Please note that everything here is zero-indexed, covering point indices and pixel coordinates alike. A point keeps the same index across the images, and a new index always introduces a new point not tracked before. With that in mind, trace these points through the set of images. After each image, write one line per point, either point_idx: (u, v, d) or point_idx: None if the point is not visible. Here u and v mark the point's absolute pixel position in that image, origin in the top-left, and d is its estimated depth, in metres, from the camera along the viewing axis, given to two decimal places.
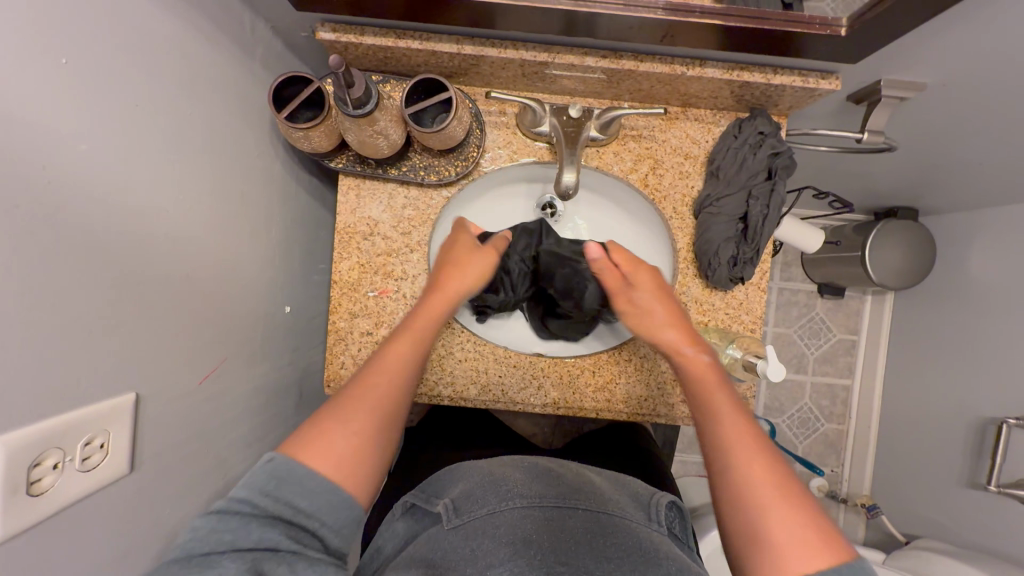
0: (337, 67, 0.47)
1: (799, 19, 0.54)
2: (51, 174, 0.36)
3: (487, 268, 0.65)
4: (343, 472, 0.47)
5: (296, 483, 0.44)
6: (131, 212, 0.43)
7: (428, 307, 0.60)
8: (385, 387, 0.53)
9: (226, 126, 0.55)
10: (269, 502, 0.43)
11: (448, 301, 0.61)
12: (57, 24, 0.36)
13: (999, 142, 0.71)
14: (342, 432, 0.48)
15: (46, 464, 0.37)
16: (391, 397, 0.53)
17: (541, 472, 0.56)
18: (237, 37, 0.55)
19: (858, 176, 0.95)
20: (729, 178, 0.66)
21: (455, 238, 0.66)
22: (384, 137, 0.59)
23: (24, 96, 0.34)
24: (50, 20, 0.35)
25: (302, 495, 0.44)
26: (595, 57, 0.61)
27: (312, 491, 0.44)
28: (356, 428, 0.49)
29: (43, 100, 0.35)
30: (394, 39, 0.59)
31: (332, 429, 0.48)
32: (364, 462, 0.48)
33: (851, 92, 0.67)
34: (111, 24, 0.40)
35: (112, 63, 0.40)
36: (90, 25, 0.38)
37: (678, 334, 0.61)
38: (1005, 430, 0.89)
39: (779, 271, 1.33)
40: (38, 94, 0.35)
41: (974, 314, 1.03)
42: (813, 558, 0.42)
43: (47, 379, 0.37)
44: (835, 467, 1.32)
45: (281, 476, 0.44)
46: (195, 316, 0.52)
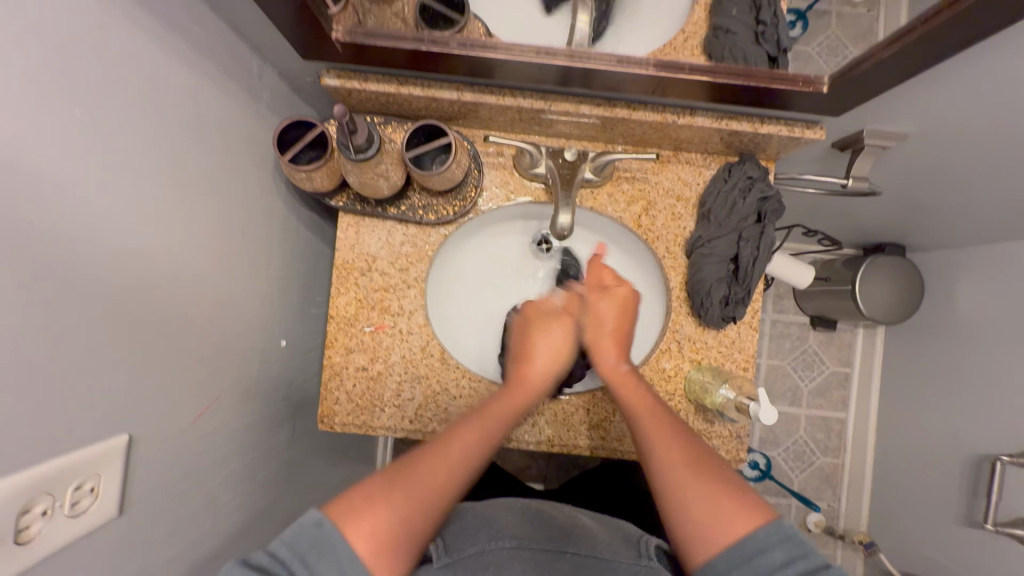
0: (342, 117, 0.49)
1: (784, 77, 0.57)
2: (59, 221, 0.37)
3: (567, 353, 0.65)
4: (383, 554, 0.45)
5: (334, 561, 0.43)
6: (135, 254, 0.44)
7: (510, 398, 0.60)
8: (449, 462, 0.52)
9: (231, 168, 0.56)
10: (307, 574, 0.42)
11: (528, 396, 0.61)
12: (74, 79, 0.37)
13: (978, 188, 0.74)
14: (399, 509, 0.47)
15: (35, 510, 0.36)
16: (451, 479, 0.51)
17: (532, 513, 0.55)
18: (245, 83, 0.57)
19: (845, 215, 0.98)
20: (720, 220, 0.68)
21: (540, 320, 0.66)
22: (384, 179, 0.61)
23: (37, 149, 0.35)
24: (68, 77, 0.37)
25: (334, 573, 0.42)
26: (590, 105, 0.63)
27: (347, 575, 0.43)
28: (405, 504, 0.48)
29: (60, 150, 0.36)
30: (396, 86, 0.62)
31: (389, 500, 0.47)
32: (404, 547, 0.46)
33: (835, 139, 0.69)
34: (126, 75, 0.41)
35: (124, 112, 0.42)
36: (107, 77, 0.40)
37: (612, 346, 0.64)
38: (1000, 467, 0.89)
39: (772, 304, 1.34)
40: (56, 144, 0.36)
41: (962, 350, 1.04)
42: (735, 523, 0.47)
43: (41, 423, 0.37)
44: (831, 502, 1.31)
45: (324, 545, 0.43)
46: (191, 353, 0.52)
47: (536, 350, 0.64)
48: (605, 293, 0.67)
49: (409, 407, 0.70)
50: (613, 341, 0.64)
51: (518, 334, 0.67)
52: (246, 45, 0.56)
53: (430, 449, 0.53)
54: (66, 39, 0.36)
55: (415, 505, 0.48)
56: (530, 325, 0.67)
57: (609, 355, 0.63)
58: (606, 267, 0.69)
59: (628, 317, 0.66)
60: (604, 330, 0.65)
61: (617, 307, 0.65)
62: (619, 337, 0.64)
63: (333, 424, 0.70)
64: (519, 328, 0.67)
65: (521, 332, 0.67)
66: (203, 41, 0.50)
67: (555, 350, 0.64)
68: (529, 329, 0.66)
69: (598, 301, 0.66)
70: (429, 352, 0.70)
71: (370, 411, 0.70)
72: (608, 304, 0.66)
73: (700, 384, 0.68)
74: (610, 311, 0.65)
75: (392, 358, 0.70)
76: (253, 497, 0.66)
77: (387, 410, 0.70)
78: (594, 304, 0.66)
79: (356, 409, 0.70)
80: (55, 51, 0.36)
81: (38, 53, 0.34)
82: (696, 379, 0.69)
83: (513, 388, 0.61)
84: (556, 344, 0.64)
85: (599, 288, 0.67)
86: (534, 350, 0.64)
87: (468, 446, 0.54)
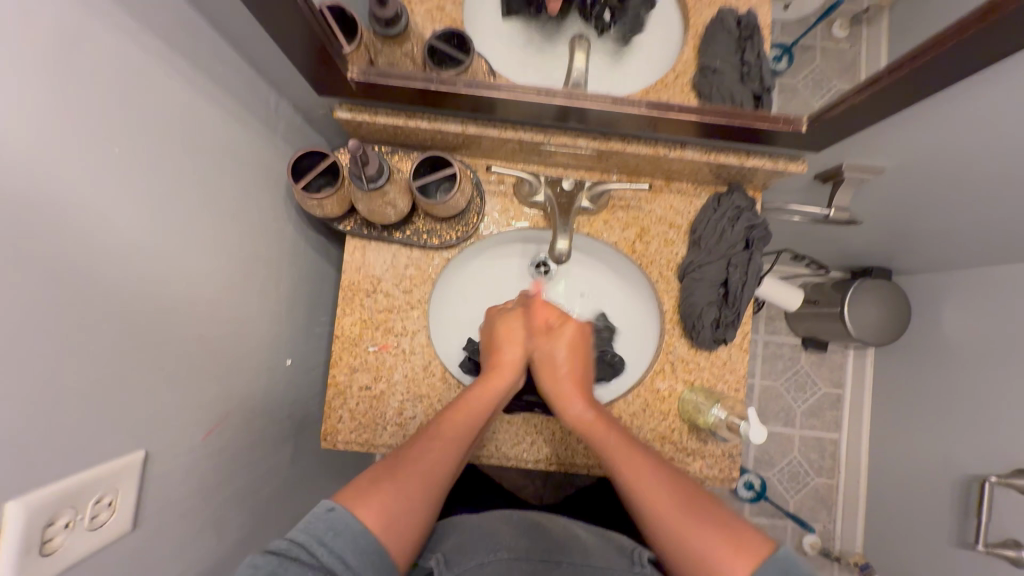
0: (355, 150, 0.53)
1: (765, 116, 0.63)
2: (97, 254, 0.40)
3: (521, 364, 0.67)
4: (392, 531, 0.49)
5: (346, 557, 0.45)
6: (160, 280, 0.47)
7: (485, 381, 0.64)
8: (428, 463, 0.56)
9: (248, 195, 0.59)
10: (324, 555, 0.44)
11: (501, 381, 0.65)
12: (116, 122, 0.41)
13: (955, 216, 0.78)
14: (398, 499, 0.51)
15: (58, 522, 0.38)
16: (430, 475, 0.55)
17: (528, 525, 0.57)
18: (263, 116, 0.61)
19: (832, 240, 1.02)
20: (710, 247, 0.71)
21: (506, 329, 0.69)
22: (392, 206, 0.64)
23: (81, 188, 0.38)
24: (111, 119, 0.40)
25: (349, 548, 0.45)
26: (586, 138, 0.67)
27: (361, 545, 0.46)
28: (403, 493, 0.52)
29: (102, 186, 0.40)
30: (404, 119, 0.65)
31: (384, 492, 0.51)
32: (406, 533, 0.50)
33: (817, 171, 0.74)
34: (161, 116, 0.45)
35: (158, 149, 0.45)
36: (145, 118, 0.43)
37: (573, 390, 0.66)
38: (989, 487, 0.91)
39: (764, 325, 1.38)
40: (97, 179, 0.39)
41: (948, 371, 1.07)
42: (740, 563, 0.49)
43: (68, 439, 0.39)
44: (826, 523, 1.32)
45: (338, 526, 0.46)
46: (205, 372, 0.55)
47: (501, 339, 0.68)
48: (555, 335, 0.69)
49: (411, 425, 0.72)
50: (573, 385, 0.66)
51: (484, 328, 0.71)
52: (265, 81, 0.60)
53: (405, 456, 0.56)
54: (110, 83, 0.40)
55: (413, 493, 0.52)
56: (491, 323, 0.71)
57: (573, 402, 0.65)
58: (545, 304, 0.71)
59: (581, 352, 0.69)
60: (563, 369, 0.67)
61: (567, 346, 0.68)
62: (579, 382, 0.66)
63: (336, 442, 0.71)
64: (484, 331, 0.71)
65: (488, 329, 0.70)
66: (227, 79, 0.53)
67: (520, 348, 0.68)
68: (495, 319, 0.71)
69: (550, 346, 0.68)
70: (431, 372, 0.73)
71: (373, 428, 0.71)
72: (561, 348, 0.68)
73: (693, 405, 0.71)
74: (560, 351, 0.68)
75: (395, 377, 0.72)
76: (257, 515, 0.68)
77: (389, 428, 0.71)
78: (547, 351, 0.68)
79: (359, 428, 0.71)
80: (102, 99, 0.39)
81: (89, 102, 0.38)
82: (689, 399, 0.72)
83: (489, 372, 0.65)
84: (516, 334, 0.68)
85: (546, 331, 0.70)
86: (498, 343, 0.68)
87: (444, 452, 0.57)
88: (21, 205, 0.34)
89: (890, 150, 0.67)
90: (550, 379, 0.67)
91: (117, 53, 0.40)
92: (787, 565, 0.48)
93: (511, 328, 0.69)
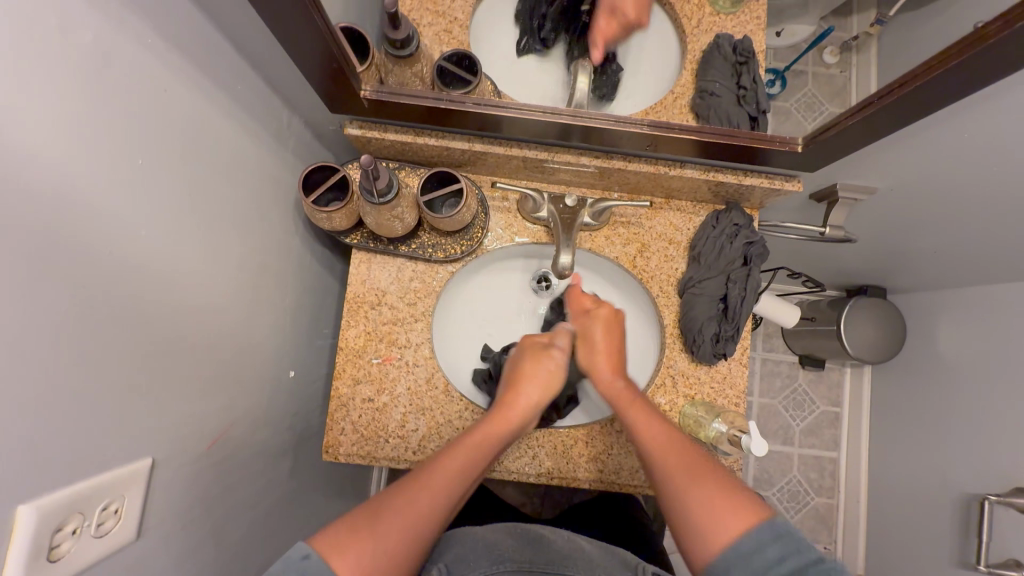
0: (368, 165, 0.55)
1: (762, 137, 0.65)
2: (116, 262, 0.41)
3: (552, 385, 0.69)
4: None
5: None
6: (174, 288, 0.48)
7: (489, 425, 0.62)
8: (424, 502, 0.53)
9: (257, 206, 0.61)
10: None
11: (505, 427, 0.63)
12: (142, 137, 0.42)
13: (946, 234, 0.80)
14: (387, 544, 0.48)
15: (66, 529, 0.38)
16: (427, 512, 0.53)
17: (531, 538, 0.57)
18: (276, 131, 0.63)
19: (827, 259, 1.04)
20: (709, 262, 0.73)
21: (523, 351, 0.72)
22: (399, 220, 0.65)
23: (106, 198, 0.40)
24: (137, 133, 0.42)
25: None
26: (589, 156, 0.69)
27: None
28: (387, 537, 0.49)
29: (125, 197, 0.41)
30: (413, 136, 0.67)
31: (370, 534, 0.48)
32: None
33: (813, 192, 0.76)
34: (184, 132, 0.47)
35: (181, 162, 0.47)
36: (169, 134, 0.45)
37: (605, 363, 0.69)
38: (989, 507, 0.91)
39: (761, 342, 1.39)
40: (120, 191, 0.41)
41: (943, 387, 1.08)
42: (733, 520, 0.50)
43: (77, 445, 0.39)
44: (827, 544, 1.31)
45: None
46: (211, 380, 0.55)
47: (522, 376, 0.68)
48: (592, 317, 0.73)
49: (413, 438, 0.72)
50: (607, 360, 0.70)
51: (513, 360, 0.72)
52: (279, 98, 0.62)
53: (408, 483, 0.54)
54: (137, 99, 0.41)
55: (399, 536, 0.49)
56: (519, 353, 0.72)
57: (604, 372, 0.69)
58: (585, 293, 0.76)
59: (615, 338, 0.72)
60: (599, 352, 0.70)
61: (604, 330, 0.71)
62: (614, 355, 0.70)
63: (337, 455, 0.71)
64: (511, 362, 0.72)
65: (513, 364, 0.71)
66: (243, 95, 0.55)
67: (542, 385, 0.68)
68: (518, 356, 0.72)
69: (590, 326, 0.72)
70: (434, 384, 0.73)
71: (374, 441, 0.71)
72: (597, 329, 0.71)
73: (694, 419, 0.71)
74: (599, 336, 0.71)
75: (397, 390, 0.72)
76: (256, 528, 0.67)
77: (391, 440, 0.71)
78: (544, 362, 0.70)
79: (361, 440, 0.71)
80: (129, 115, 0.41)
81: (118, 117, 0.40)
82: (690, 413, 0.72)
83: (499, 409, 0.65)
84: (542, 373, 0.69)
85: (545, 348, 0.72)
86: (521, 381, 0.68)
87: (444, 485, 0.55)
88: (47, 214, 0.35)
89: (882, 170, 0.69)
90: (586, 359, 0.71)
91: (146, 71, 0.42)
92: (789, 537, 0.47)
93: (528, 363, 0.70)
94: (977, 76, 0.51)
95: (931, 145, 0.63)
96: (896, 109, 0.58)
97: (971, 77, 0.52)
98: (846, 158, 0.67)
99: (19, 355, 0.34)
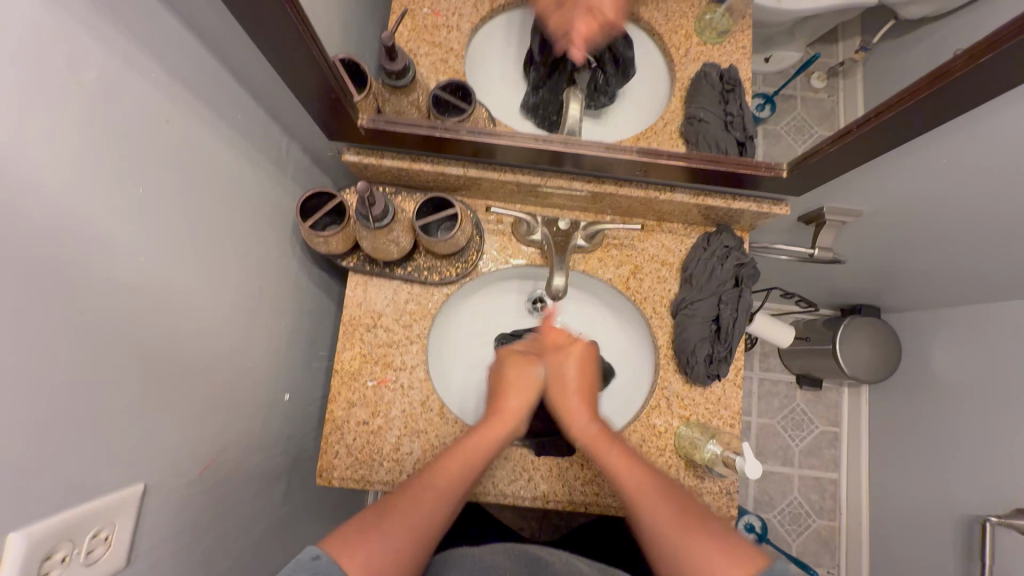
0: (364, 190, 0.56)
1: (750, 163, 0.67)
2: (116, 286, 0.42)
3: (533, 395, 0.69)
4: None
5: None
6: (170, 313, 0.49)
7: (487, 429, 0.65)
8: (433, 495, 0.56)
9: (254, 230, 0.61)
10: None
11: (497, 434, 0.65)
12: (145, 165, 0.44)
13: (937, 253, 0.81)
14: (391, 538, 0.50)
15: (54, 557, 0.38)
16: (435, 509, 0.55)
17: (530, 562, 0.56)
18: (275, 158, 0.64)
19: (821, 280, 1.05)
20: (701, 284, 0.74)
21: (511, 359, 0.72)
22: (396, 243, 0.67)
23: (107, 226, 0.41)
24: (141, 163, 0.43)
25: None
26: (581, 180, 0.71)
27: None
28: (395, 532, 0.51)
29: (128, 224, 0.43)
30: (409, 162, 0.69)
31: (378, 526, 0.51)
32: None
33: (801, 214, 0.78)
34: (187, 160, 0.49)
35: (182, 190, 0.49)
36: (171, 163, 0.47)
37: (581, 405, 0.68)
38: (990, 528, 0.90)
39: (758, 362, 1.39)
40: (120, 218, 0.42)
41: (939, 406, 1.09)
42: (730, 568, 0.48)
43: (66, 473, 0.39)
44: (831, 568, 1.29)
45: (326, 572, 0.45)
46: (205, 406, 0.55)
47: (509, 386, 0.69)
48: (562, 353, 0.72)
49: (407, 461, 0.71)
50: (580, 400, 0.69)
51: (494, 371, 0.73)
52: (279, 126, 0.63)
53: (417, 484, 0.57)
54: (141, 130, 0.43)
55: (407, 533, 0.52)
56: (501, 366, 0.72)
57: (579, 416, 0.68)
58: (557, 329, 0.74)
59: (587, 372, 0.71)
60: (570, 386, 0.69)
61: (577, 364, 0.71)
62: (585, 397, 0.69)
63: (331, 479, 0.71)
64: (494, 375, 0.73)
65: (499, 374, 0.72)
66: (243, 125, 0.57)
67: (529, 393, 0.69)
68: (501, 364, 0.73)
69: (561, 363, 0.71)
70: (429, 407, 0.73)
71: (368, 464, 0.71)
72: (569, 361, 0.71)
73: (690, 440, 0.71)
74: (571, 369, 0.70)
75: (392, 413, 0.72)
76: (245, 556, 0.66)
77: (385, 464, 0.71)
78: (553, 368, 0.71)
79: (355, 463, 0.71)
80: (132, 146, 0.42)
81: (124, 148, 0.42)
82: (685, 435, 0.72)
83: (489, 421, 0.66)
84: (524, 379, 0.70)
85: (554, 351, 0.72)
86: (507, 394, 0.69)
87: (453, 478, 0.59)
88: (50, 239, 0.36)
89: (866, 195, 0.71)
90: (557, 394, 0.69)
91: (152, 105, 0.44)
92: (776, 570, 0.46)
93: (520, 374, 0.70)
94: (951, 104, 0.54)
95: (918, 167, 0.65)
96: (878, 137, 0.60)
97: (952, 101, 0.53)
98: (831, 183, 0.69)
99: (14, 383, 0.35)
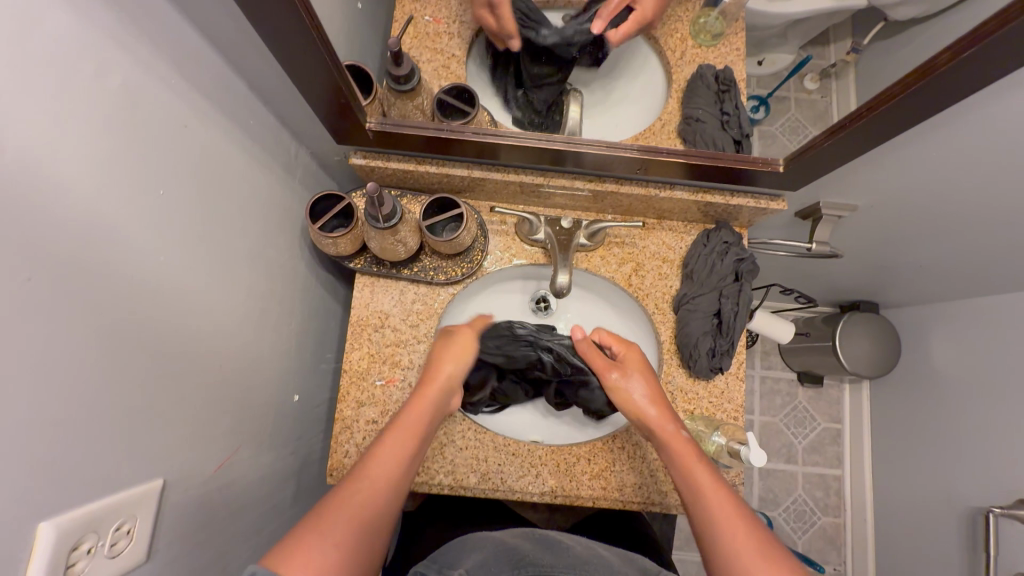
0: (373, 191, 0.58)
1: (747, 158, 0.69)
2: (139, 283, 0.44)
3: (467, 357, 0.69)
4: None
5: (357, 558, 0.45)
6: (187, 311, 0.50)
7: (418, 404, 0.62)
8: (368, 487, 0.51)
9: (265, 232, 0.63)
10: None
11: (433, 402, 0.63)
12: (165, 169, 0.45)
13: (932, 247, 0.83)
14: (333, 533, 0.46)
15: (81, 548, 0.39)
16: (373, 506, 0.50)
17: (549, 544, 0.58)
18: (285, 163, 0.66)
19: (821, 276, 1.07)
20: (702, 279, 0.75)
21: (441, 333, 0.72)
22: (403, 243, 0.68)
23: (131, 226, 0.42)
24: (162, 167, 0.45)
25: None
26: (583, 180, 0.73)
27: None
28: (338, 531, 0.46)
29: (152, 226, 0.45)
30: (415, 164, 0.71)
31: (320, 529, 0.46)
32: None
33: (797, 209, 0.80)
34: (204, 166, 0.50)
35: (199, 195, 0.50)
36: (188, 167, 0.48)
37: (661, 413, 0.66)
38: (993, 520, 0.91)
39: (759, 360, 1.40)
40: (142, 219, 0.43)
41: (939, 399, 1.10)
42: None
43: (94, 464, 0.40)
44: (837, 565, 1.29)
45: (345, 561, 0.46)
46: (219, 404, 0.56)
47: (442, 357, 0.68)
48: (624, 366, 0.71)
49: None
50: (659, 408, 0.66)
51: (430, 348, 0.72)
52: (287, 131, 0.65)
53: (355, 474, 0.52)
54: (162, 136, 0.45)
55: (349, 530, 0.47)
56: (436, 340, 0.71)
57: (665, 423, 0.65)
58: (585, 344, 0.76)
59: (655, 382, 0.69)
60: (642, 404, 0.67)
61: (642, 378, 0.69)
62: (663, 404, 0.67)
63: (342, 478, 0.71)
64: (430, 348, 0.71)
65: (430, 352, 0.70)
66: (255, 130, 0.58)
67: (460, 359, 0.68)
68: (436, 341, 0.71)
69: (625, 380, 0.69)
70: None
71: None
72: (635, 375, 0.70)
73: (694, 433, 0.72)
74: (642, 389, 0.68)
75: (401, 412, 0.73)
76: (259, 555, 0.66)
77: None
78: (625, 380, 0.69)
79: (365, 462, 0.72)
80: (155, 151, 0.44)
81: (148, 153, 0.43)
82: (690, 429, 0.73)
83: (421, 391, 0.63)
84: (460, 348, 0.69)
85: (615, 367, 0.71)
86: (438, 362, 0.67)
87: (389, 465, 0.54)
88: (76, 240, 0.38)
89: (861, 190, 0.73)
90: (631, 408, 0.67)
91: (172, 111, 0.46)
92: None
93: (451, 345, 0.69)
94: (939, 97, 0.55)
95: (913, 159, 0.66)
96: (870, 131, 0.62)
97: (940, 92, 0.55)
98: (825, 178, 0.71)
99: (46, 375, 0.36)
